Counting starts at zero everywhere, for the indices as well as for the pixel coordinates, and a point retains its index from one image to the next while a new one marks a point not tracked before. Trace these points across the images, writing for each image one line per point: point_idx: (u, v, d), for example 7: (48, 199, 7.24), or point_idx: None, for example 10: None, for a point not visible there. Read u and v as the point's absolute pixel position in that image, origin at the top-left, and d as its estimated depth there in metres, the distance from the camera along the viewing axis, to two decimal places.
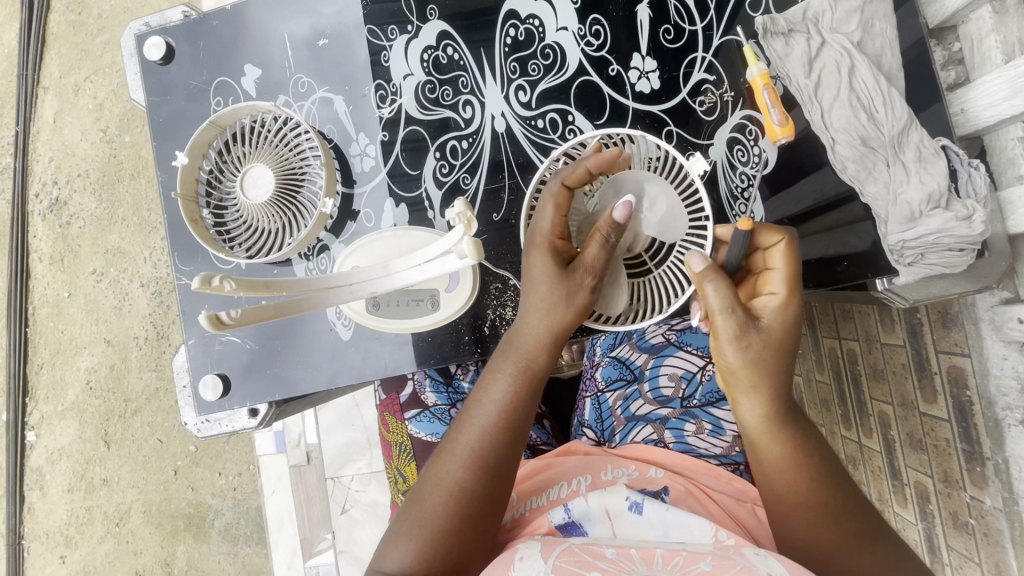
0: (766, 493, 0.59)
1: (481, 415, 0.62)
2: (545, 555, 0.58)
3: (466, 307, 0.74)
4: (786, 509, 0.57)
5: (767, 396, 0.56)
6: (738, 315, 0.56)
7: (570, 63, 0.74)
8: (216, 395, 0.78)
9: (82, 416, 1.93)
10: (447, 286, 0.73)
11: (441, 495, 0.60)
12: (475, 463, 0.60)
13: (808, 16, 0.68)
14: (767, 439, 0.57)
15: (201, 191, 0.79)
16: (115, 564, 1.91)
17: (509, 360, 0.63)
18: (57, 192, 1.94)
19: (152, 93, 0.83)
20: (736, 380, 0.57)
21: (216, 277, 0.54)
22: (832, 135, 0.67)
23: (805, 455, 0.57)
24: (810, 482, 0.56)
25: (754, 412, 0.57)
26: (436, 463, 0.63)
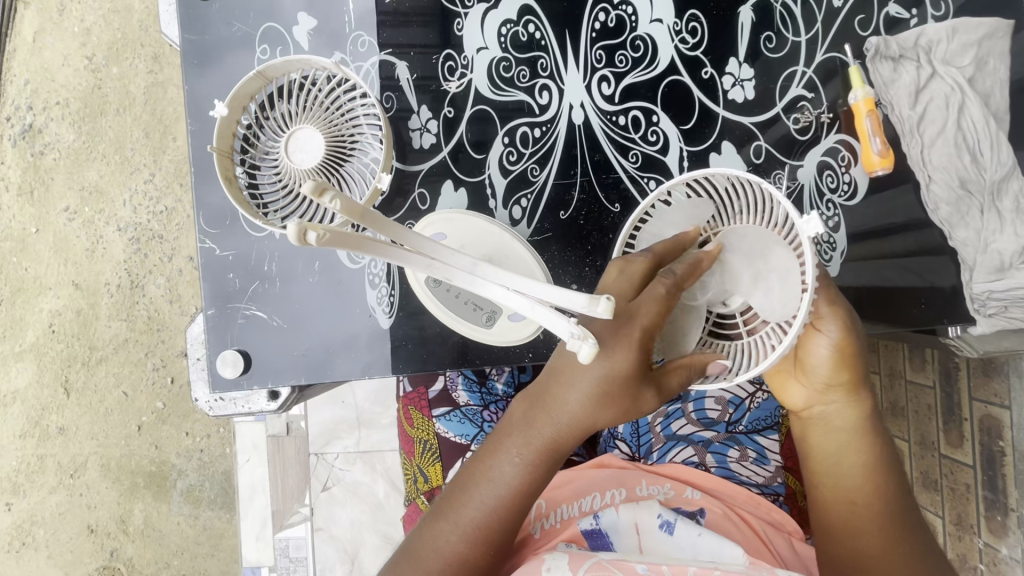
0: (839, 504, 0.56)
1: (486, 499, 0.54)
2: (574, 565, 0.55)
3: (521, 340, 0.68)
4: (862, 518, 0.55)
5: (856, 392, 0.55)
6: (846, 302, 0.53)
7: (661, 59, 0.69)
8: (236, 372, 0.72)
9: (41, 359, 1.81)
10: (511, 315, 0.66)
11: (437, 569, 0.54)
12: (479, 541, 0.54)
13: (921, 43, 0.64)
14: (856, 440, 0.56)
15: (236, 147, 0.71)
16: (66, 516, 1.81)
17: (527, 441, 0.53)
18: (32, 118, 1.79)
19: (187, 28, 0.73)
20: (828, 375, 0.54)
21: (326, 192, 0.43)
22: (929, 172, 0.64)
23: (880, 462, 0.56)
24: (880, 489, 0.56)
25: (845, 411, 0.56)
26: (434, 520, 0.56)
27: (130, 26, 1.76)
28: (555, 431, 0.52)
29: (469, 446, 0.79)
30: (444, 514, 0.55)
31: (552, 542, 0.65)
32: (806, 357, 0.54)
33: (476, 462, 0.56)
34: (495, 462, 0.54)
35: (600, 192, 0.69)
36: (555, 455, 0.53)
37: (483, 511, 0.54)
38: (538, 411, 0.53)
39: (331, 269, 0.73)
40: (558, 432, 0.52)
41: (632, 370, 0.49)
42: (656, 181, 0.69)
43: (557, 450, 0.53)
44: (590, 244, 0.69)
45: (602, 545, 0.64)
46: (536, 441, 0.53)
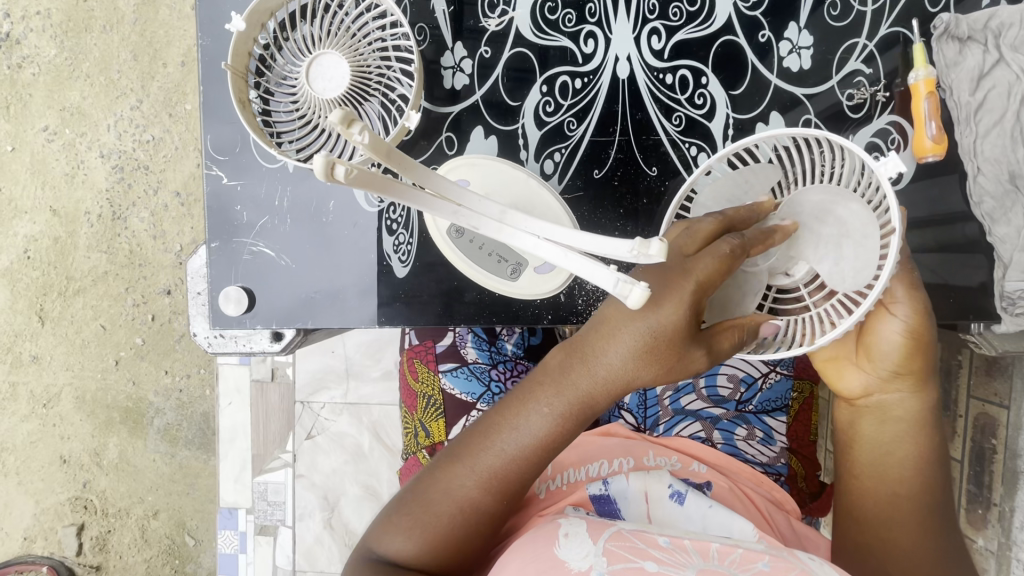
0: (879, 493, 0.57)
1: (506, 446, 0.55)
2: (594, 536, 0.55)
3: (543, 296, 0.65)
4: (903, 507, 0.56)
5: (920, 382, 0.56)
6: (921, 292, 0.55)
7: (718, 16, 0.64)
8: (239, 310, 0.69)
9: (15, 285, 1.73)
10: (538, 266, 0.64)
11: (447, 509, 0.56)
12: (492, 488, 0.56)
13: (992, 26, 0.61)
14: (914, 432, 0.57)
15: (251, 68, 0.66)
16: (38, 445, 1.78)
17: (558, 392, 0.54)
18: (9, 26, 1.65)
19: None
20: (897, 362, 0.56)
21: (356, 125, 0.41)
22: (978, 163, 0.62)
23: (930, 459, 0.56)
24: (922, 482, 0.56)
25: (906, 401, 0.57)
26: (450, 467, 0.57)
27: None
28: (588, 388, 0.53)
29: (475, 405, 0.77)
30: (461, 455, 0.57)
31: (559, 504, 0.65)
32: (875, 341, 0.56)
33: (506, 409, 0.56)
34: (523, 411, 0.55)
35: (638, 154, 0.66)
36: (585, 411, 0.54)
37: (500, 459, 0.55)
38: (574, 364, 0.53)
39: (347, 211, 0.69)
40: (591, 388, 0.53)
41: (680, 325, 0.49)
42: (698, 147, 0.65)
43: (587, 408, 0.54)
44: (623, 208, 0.66)
45: (609, 511, 0.65)
46: (569, 393, 0.53)
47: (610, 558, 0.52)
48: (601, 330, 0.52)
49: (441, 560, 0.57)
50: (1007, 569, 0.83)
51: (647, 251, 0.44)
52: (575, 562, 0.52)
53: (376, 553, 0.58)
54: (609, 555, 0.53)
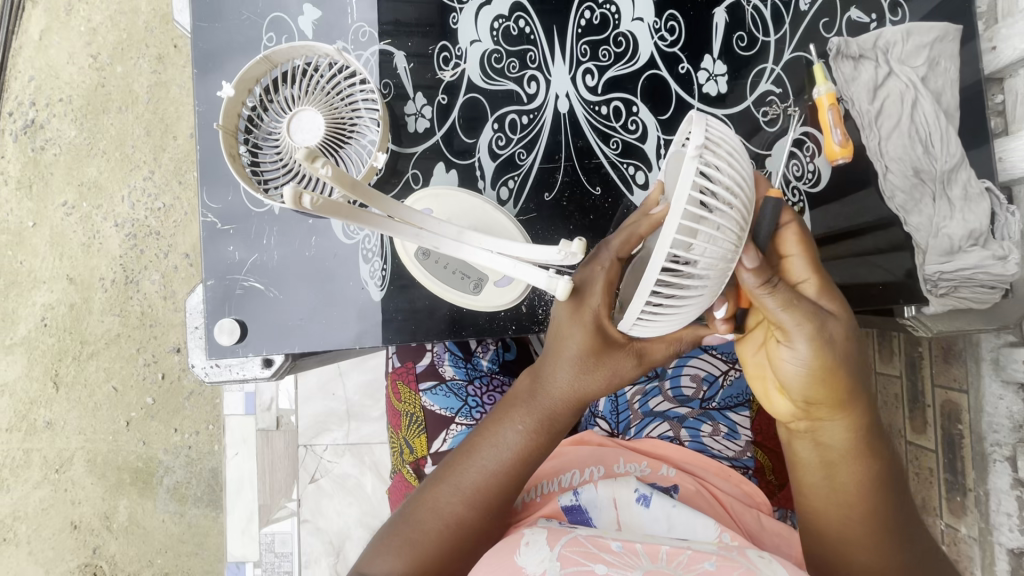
0: (832, 520, 0.57)
1: (485, 462, 0.61)
2: (551, 541, 0.59)
3: (506, 306, 0.72)
4: (856, 528, 0.57)
5: (840, 407, 0.53)
6: (808, 315, 0.50)
7: (642, 55, 0.74)
8: (232, 340, 0.76)
9: (32, 352, 1.82)
10: (498, 280, 0.71)
11: (433, 524, 0.60)
12: (475, 502, 0.60)
13: (880, 45, 0.69)
14: (850, 457, 0.55)
15: (240, 127, 0.76)
16: (49, 511, 1.81)
17: (526, 411, 0.61)
18: (34, 114, 1.82)
19: (197, 17, 0.79)
20: (811, 391, 0.53)
21: (320, 160, 0.50)
22: (886, 162, 0.69)
23: (872, 482, 0.56)
24: (873, 510, 0.56)
25: (836, 427, 0.55)
26: (435, 485, 0.62)
27: (137, 27, 1.81)
28: (558, 406, 0.61)
29: (453, 420, 0.82)
30: (447, 472, 0.62)
31: (532, 515, 0.69)
32: (779, 372, 0.54)
33: (481, 431, 0.63)
34: (499, 429, 0.61)
35: (583, 176, 0.74)
36: (549, 426, 0.61)
37: (482, 474, 0.61)
38: (534, 387, 0.61)
39: (327, 245, 0.77)
40: (551, 403, 0.60)
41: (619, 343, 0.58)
42: (635, 166, 0.74)
43: (553, 422, 0.61)
44: (573, 225, 0.73)
45: (580, 520, 0.68)
46: (537, 411, 0.61)
47: (564, 563, 0.56)
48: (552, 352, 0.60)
49: None
50: (990, 555, 0.84)
51: (571, 251, 0.53)
52: (530, 567, 0.56)
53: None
54: (564, 559, 0.57)
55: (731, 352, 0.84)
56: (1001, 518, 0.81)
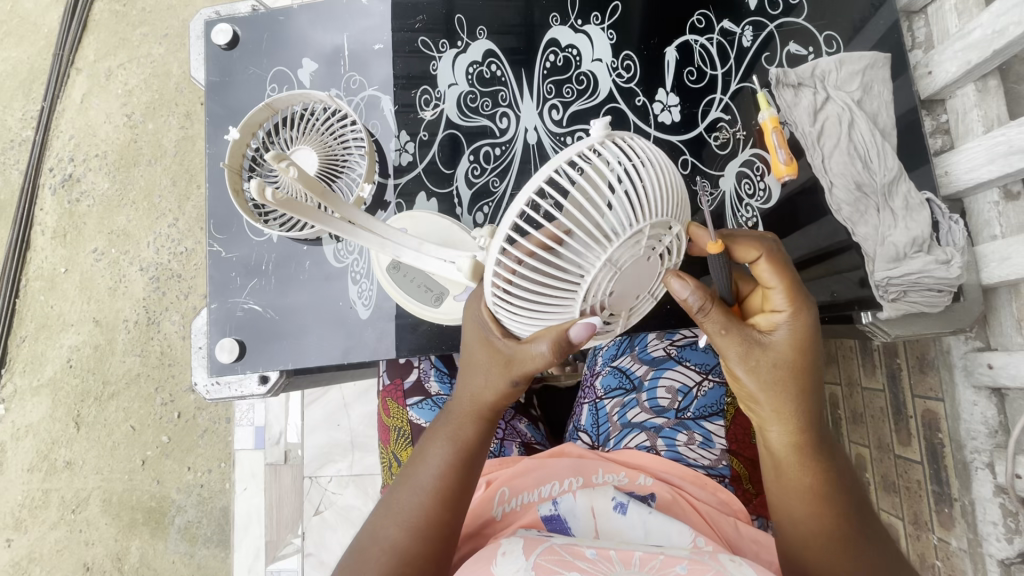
0: (780, 522, 0.59)
1: (416, 485, 0.60)
2: (527, 551, 0.60)
3: (459, 319, 0.77)
4: (797, 533, 0.57)
5: (792, 416, 0.57)
6: (743, 335, 0.55)
7: (601, 90, 0.82)
8: (232, 358, 0.82)
9: (57, 393, 1.91)
10: (458, 293, 0.76)
11: (379, 557, 0.58)
12: (415, 530, 0.58)
13: (816, 74, 0.76)
14: (796, 460, 0.57)
15: (245, 166, 0.85)
16: (63, 553, 1.85)
17: (443, 427, 0.63)
18: (72, 169, 1.99)
19: (213, 73, 0.91)
20: (761, 402, 0.57)
21: (286, 160, 0.54)
22: (830, 178, 0.74)
23: (822, 488, 0.57)
24: (830, 527, 0.56)
25: (779, 428, 0.58)
26: (376, 522, 0.61)
27: (168, 88, 1.98)
28: (469, 416, 0.62)
29: None
30: (388, 502, 0.61)
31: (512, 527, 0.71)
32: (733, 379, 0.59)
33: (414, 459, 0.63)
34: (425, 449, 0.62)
35: None
36: (469, 434, 0.62)
37: (418, 494, 0.60)
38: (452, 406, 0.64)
39: (320, 268, 0.84)
40: (459, 411, 0.63)
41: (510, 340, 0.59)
42: None
43: (464, 431, 0.62)
44: None
45: (558, 528, 0.70)
46: (456, 423, 0.62)
47: (539, 571, 0.57)
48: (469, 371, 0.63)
49: None
50: (982, 568, 0.82)
51: (486, 241, 0.59)
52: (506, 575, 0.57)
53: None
54: (539, 568, 0.58)
55: (705, 363, 0.87)
56: (988, 528, 0.80)
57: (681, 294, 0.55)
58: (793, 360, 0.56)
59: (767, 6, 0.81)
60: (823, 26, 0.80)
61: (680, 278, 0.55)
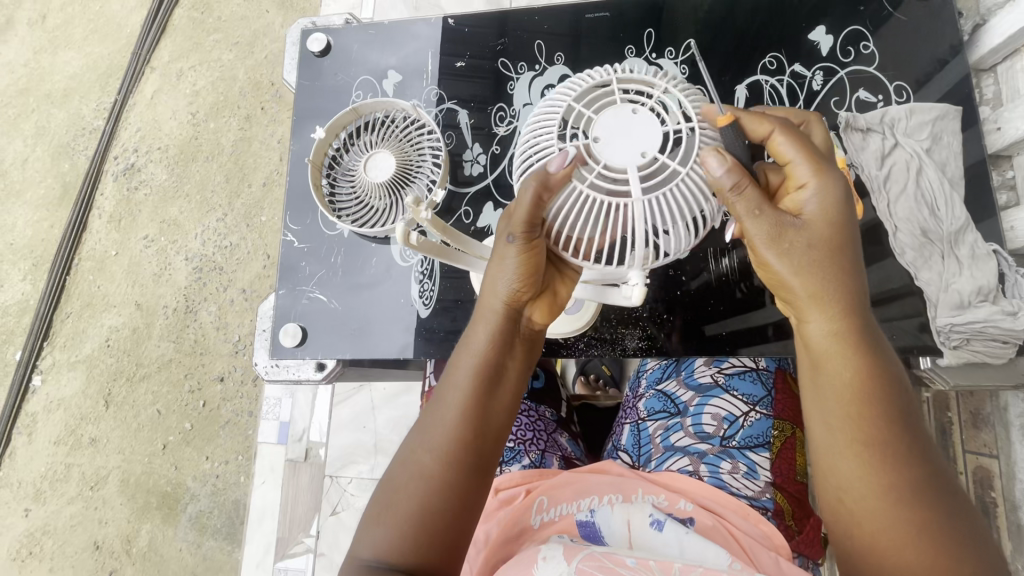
0: (822, 433, 0.58)
1: (446, 404, 0.60)
2: (567, 556, 0.62)
3: (580, 329, 0.88)
4: (840, 441, 0.56)
5: (831, 309, 0.56)
6: (776, 214, 0.56)
7: None
8: (294, 343, 0.86)
9: (91, 370, 1.98)
10: (568, 308, 0.88)
11: (412, 486, 0.58)
12: (445, 453, 0.58)
13: (886, 120, 0.78)
14: (835, 356, 0.57)
15: (325, 164, 0.90)
16: (76, 529, 1.89)
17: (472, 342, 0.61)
18: (134, 159, 2.11)
19: (303, 77, 0.97)
20: (796, 294, 0.58)
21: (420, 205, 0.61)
22: (894, 223, 0.76)
23: (868, 389, 0.55)
24: (867, 427, 0.55)
25: (823, 326, 0.57)
26: (408, 449, 0.60)
27: (232, 91, 2.10)
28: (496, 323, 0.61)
29: None
30: (417, 431, 0.61)
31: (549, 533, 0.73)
32: (771, 277, 0.59)
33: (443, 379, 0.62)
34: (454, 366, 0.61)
35: None
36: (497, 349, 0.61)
37: (440, 419, 0.60)
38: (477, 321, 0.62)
39: (385, 265, 0.88)
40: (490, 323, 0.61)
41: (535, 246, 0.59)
42: None
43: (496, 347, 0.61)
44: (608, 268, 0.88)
45: (591, 535, 0.72)
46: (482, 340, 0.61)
47: None
48: (526, 281, 0.59)
49: (414, 548, 0.55)
50: None
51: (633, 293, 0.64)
52: None
53: (356, 559, 0.57)
54: (581, 574, 0.60)
55: (752, 395, 0.87)
56: None
57: (716, 171, 0.55)
58: (826, 241, 0.56)
59: (838, 54, 0.84)
60: (893, 76, 0.82)
61: (712, 150, 0.56)
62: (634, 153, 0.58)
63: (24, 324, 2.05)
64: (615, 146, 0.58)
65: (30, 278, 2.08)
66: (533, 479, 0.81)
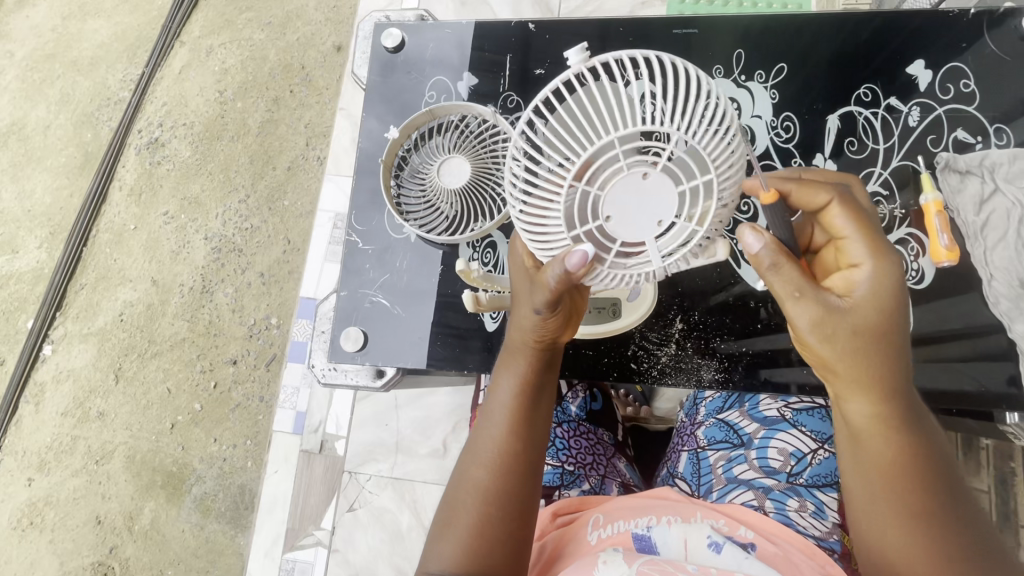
0: (865, 501, 0.57)
1: (488, 434, 0.63)
2: (629, 560, 0.62)
3: (640, 317, 0.91)
4: (883, 510, 0.56)
5: (872, 392, 0.56)
6: (821, 298, 0.54)
7: (758, 146, 0.84)
8: (355, 348, 0.84)
9: (103, 343, 1.96)
10: (628, 297, 0.91)
11: (470, 506, 0.59)
12: (502, 468, 0.61)
13: (986, 163, 0.77)
14: (874, 429, 0.57)
15: (394, 165, 0.87)
16: (79, 502, 1.87)
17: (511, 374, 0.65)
18: (159, 133, 2.08)
19: (374, 72, 0.94)
20: (841, 371, 0.57)
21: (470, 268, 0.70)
22: (991, 270, 0.75)
23: (907, 456, 0.56)
24: (909, 494, 0.55)
25: (861, 402, 0.57)
26: (454, 483, 0.63)
27: (262, 72, 2.06)
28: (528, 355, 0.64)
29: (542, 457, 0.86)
30: (461, 465, 0.63)
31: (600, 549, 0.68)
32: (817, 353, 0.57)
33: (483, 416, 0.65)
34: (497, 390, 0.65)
35: None
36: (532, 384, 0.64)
37: (487, 452, 0.62)
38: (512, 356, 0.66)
39: (451, 274, 0.86)
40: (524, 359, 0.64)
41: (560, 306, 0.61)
42: None
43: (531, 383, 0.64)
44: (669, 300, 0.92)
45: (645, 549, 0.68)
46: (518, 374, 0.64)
47: None
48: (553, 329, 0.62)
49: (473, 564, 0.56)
50: None
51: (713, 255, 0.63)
52: None
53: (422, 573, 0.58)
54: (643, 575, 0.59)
55: (822, 433, 0.84)
56: None
57: (755, 249, 0.53)
58: (875, 325, 0.55)
59: (937, 89, 0.81)
60: (994, 118, 0.80)
61: (751, 227, 0.53)
62: (650, 223, 0.53)
63: (37, 292, 2.03)
64: (631, 219, 0.53)
65: (46, 246, 2.06)
66: (593, 502, 0.79)
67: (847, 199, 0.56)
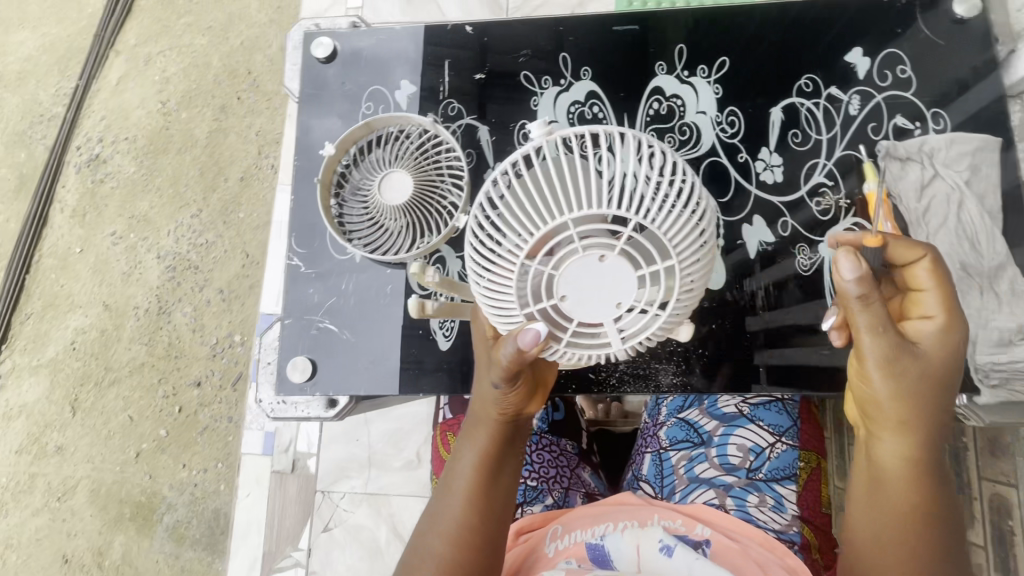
0: (876, 539, 0.59)
1: (449, 502, 0.61)
2: None
3: None
4: (893, 552, 0.57)
5: (912, 435, 0.59)
6: (899, 339, 0.56)
7: (704, 143, 0.83)
8: (303, 377, 0.81)
9: (56, 374, 1.85)
10: None
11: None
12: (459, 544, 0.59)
13: (925, 149, 0.78)
14: (906, 469, 0.59)
15: (333, 182, 0.83)
16: (43, 542, 1.77)
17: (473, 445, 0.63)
18: (99, 149, 1.96)
19: (307, 85, 0.90)
20: (888, 410, 0.59)
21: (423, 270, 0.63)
22: None
23: (926, 505, 0.58)
24: (925, 538, 0.57)
25: (897, 442, 0.60)
26: (412, 549, 0.61)
27: (205, 79, 1.96)
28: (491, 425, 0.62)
29: None
30: (421, 532, 0.62)
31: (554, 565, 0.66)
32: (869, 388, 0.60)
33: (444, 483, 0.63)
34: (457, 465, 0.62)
35: None
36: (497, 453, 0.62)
37: (446, 523, 0.60)
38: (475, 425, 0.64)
39: (400, 293, 0.82)
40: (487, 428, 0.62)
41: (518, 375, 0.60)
42: None
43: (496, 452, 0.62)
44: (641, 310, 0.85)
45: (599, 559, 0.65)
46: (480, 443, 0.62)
47: None
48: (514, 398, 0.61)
49: None
50: None
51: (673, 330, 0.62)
52: None
53: None
54: None
55: (779, 425, 0.86)
56: None
57: (851, 275, 0.53)
58: (936, 375, 0.59)
59: (875, 77, 0.81)
60: (931, 102, 0.80)
61: (849, 254, 0.54)
62: (608, 305, 0.52)
63: None
64: (587, 297, 0.52)
65: None
66: (555, 512, 0.77)
67: (938, 261, 0.59)
